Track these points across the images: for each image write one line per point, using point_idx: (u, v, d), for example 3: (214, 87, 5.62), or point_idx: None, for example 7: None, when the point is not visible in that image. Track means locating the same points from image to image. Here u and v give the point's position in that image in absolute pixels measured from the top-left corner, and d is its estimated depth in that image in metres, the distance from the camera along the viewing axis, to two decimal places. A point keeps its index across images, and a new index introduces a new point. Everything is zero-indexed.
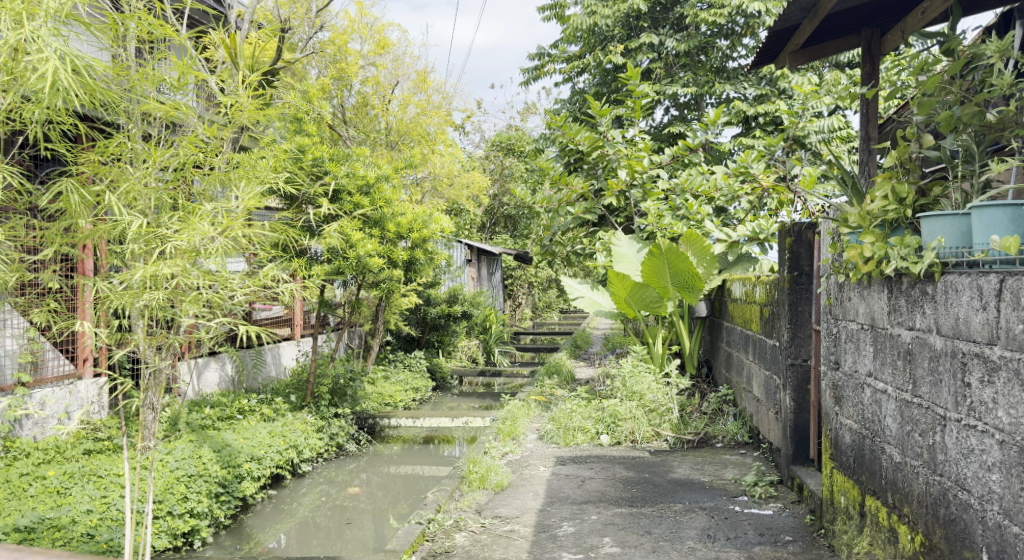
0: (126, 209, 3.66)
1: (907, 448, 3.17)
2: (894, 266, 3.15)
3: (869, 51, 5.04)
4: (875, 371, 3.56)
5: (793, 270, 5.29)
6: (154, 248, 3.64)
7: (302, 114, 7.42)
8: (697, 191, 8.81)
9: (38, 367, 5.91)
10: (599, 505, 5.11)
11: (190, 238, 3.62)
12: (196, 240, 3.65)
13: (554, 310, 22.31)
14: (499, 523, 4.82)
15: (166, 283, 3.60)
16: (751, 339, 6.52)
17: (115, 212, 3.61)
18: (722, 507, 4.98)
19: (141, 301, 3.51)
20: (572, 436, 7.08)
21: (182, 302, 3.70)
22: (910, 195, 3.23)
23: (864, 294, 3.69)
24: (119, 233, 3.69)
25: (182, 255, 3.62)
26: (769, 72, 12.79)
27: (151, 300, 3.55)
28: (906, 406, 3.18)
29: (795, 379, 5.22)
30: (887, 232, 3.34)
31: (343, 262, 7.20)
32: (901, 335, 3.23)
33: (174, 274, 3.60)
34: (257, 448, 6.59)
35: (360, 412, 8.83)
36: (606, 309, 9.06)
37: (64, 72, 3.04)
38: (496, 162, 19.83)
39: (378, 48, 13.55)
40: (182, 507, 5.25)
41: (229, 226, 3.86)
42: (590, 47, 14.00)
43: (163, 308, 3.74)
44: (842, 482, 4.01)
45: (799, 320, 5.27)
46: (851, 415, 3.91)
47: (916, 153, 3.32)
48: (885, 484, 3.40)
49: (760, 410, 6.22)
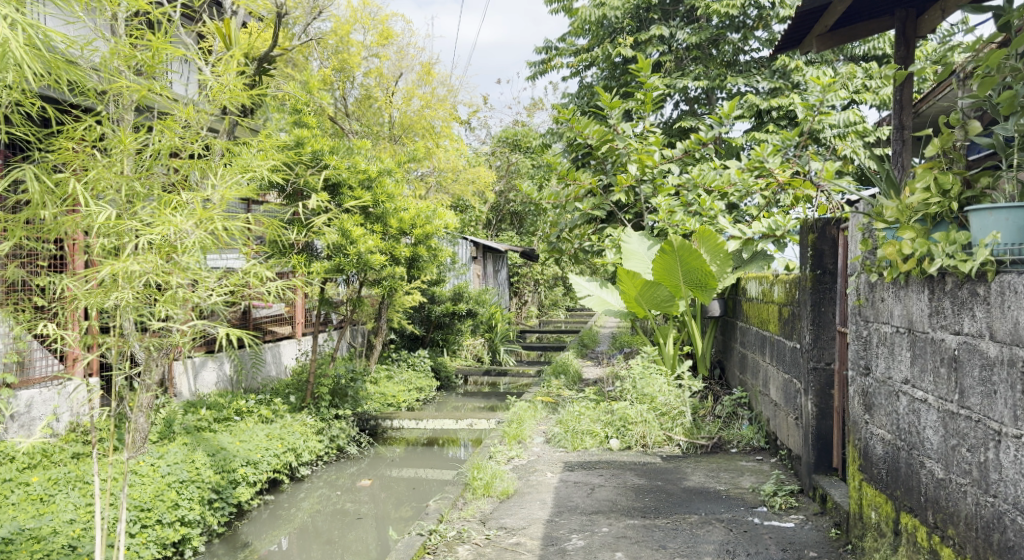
0: (94, 199, 3.46)
1: (951, 463, 2.92)
2: (939, 265, 2.90)
3: (904, 33, 4.86)
4: (912, 379, 3.29)
5: (815, 268, 5.03)
6: (128, 243, 3.40)
7: (302, 105, 7.08)
8: (710, 186, 8.54)
9: (25, 367, 5.69)
10: (610, 516, 4.84)
11: (162, 232, 3.38)
12: (169, 233, 3.42)
13: (560, 307, 22.06)
14: (504, 535, 4.56)
15: (140, 282, 3.35)
16: (768, 340, 6.24)
17: (82, 203, 3.40)
18: (740, 519, 4.71)
19: (111, 301, 3.26)
20: (581, 440, 6.82)
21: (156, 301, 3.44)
22: (955, 186, 2.96)
23: (899, 294, 3.42)
24: (87, 225, 3.48)
25: (155, 251, 3.39)
26: (783, 64, 12.51)
27: (120, 298, 3.29)
28: (951, 418, 2.93)
29: (817, 383, 4.96)
30: (929, 227, 3.06)
31: (343, 258, 6.93)
32: (946, 340, 2.98)
33: (144, 271, 3.33)
34: (253, 451, 6.28)
35: (361, 413, 8.55)
36: (616, 308, 8.77)
37: (16, 44, 2.72)
38: (503, 158, 19.61)
39: (382, 38, 13.22)
40: (172, 514, 4.97)
41: (203, 218, 3.58)
42: (598, 39, 13.72)
43: (140, 307, 3.50)
44: (872, 496, 3.74)
45: (822, 321, 5.00)
46: (883, 425, 3.64)
47: (961, 140, 3.05)
48: (924, 501, 3.14)
49: (778, 415, 5.95)
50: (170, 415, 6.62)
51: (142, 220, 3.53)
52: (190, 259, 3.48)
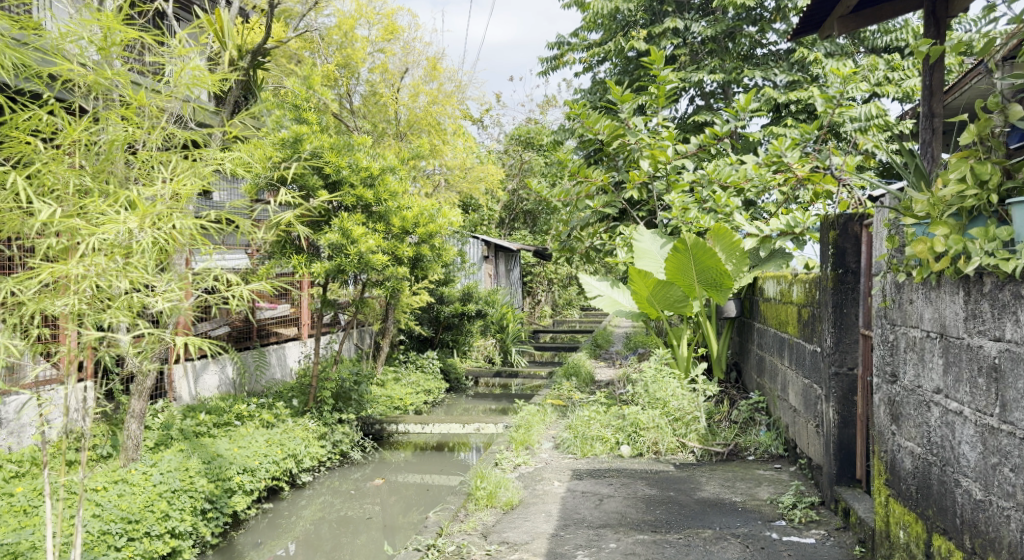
0: (40, 196, 3.62)
1: (993, 484, 2.68)
2: (977, 264, 2.63)
3: (934, 13, 4.44)
4: (946, 389, 3.01)
5: (837, 267, 4.74)
6: (79, 243, 3.50)
7: (302, 100, 6.89)
8: (725, 182, 8.24)
9: (12, 375, 5.57)
10: (618, 531, 4.59)
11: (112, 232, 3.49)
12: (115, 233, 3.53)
13: (575, 306, 21.76)
14: (506, 550, 4.31)
15: (87, 285, 3.48)
16: (787, 343, 5.96)
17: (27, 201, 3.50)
18: (757, 533, 4.44)
19: (60, 305, 3.45)
20: (591, 446, 6.56)
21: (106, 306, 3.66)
22: (994, 176, 2.67)
23: (930, 296, 3.15)
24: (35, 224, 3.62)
25: (106, 252, 3.51)
26: (802, 57, 12.22)
27: (70, 302, 3.47)
28: (991, 434, 2.68)
29: (839, 390, 4.68)
30: (964, 223, 2.79)
31: (344, 258, 6.71)
32: (984, 347, 2.72)
33: (88, 274, 3.46)
34: (250, 458, 6.03)
35: (366, 417, 8.31)
36: (628, 309, 8.50)
37: None
38: (516, 156, 19.37)
39: (387, 33, 12.92)
40: (162, 526, 4.74)
41: (145, 214, 3.61)
42: (611, 33, 13.46)
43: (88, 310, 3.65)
44: (900, 514, 3.46)
45: (845, 323, 4.71)
46: (912, 437, 3.36)
47: (1001, 127, 2.75)
48: (960, 524, 2.89)
49: (797, 421, 5.67)
50: (168, 420, 6.43)
51: (94, 216, 3.60)
52: (138, 260, 3.63)
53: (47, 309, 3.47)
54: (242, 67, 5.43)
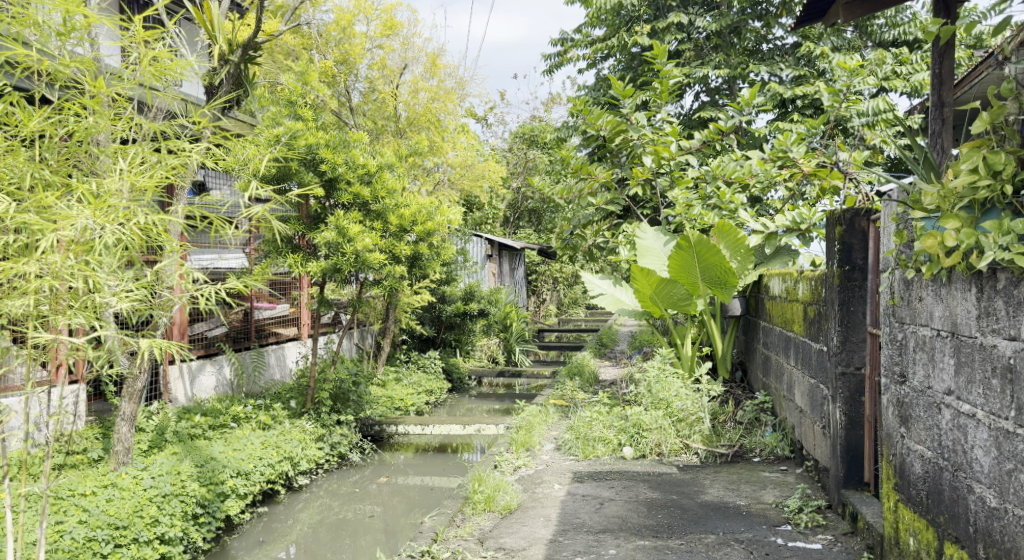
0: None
1: (1009, 491, 2.54)
2: (990, 260, 2.50)
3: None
4: (957, 390, 2.87)
5: (843, 264, 4.60)
6: (35, 240, 3.39)
7: (297, 96, 6.78)
8: (730, 178, 8.00)
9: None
10: (619, 536, 4.46)
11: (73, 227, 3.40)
12: (72, 230, 3.44)
13: (580, 305, 21.62)
14: (502, 557, 4.19)
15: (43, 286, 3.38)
16: (793, 342, 5.81)
17: None
18: (762, 539, 4.31)
19: (18, 305, 3.33)
20: (592, 448, 6.43)
21: (65, 307, 3.54)
22: (1008, 165, 2.53)
23: (940, 293, 3.01)
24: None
25: (65, 250, 3.43)
26: (808, 52, 12.07)
27: (26, 303, 3.35)
28: (1007, 438, 2.55)
29: (846, 390, 4.54)
30: (976, 216, 2.65)
31: (340, 258, 6.62)
32: (999, 347, 2.58)
33: (44, 272, 3.36)
34: (244, 461, 5.92)
35: (365, 419, 8.16)
36: (631, 307, 8.36)
37: None
38: (520, 154, 19.24)
39: (385, 28, 12.53)
40: (151, 532, 4.63)
41: (100, 206, 3.56)
42: (614, 29, 13.33)
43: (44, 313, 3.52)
44: (910, 520, 3.32)
45: (852, 321, 4.57)
46: (922, 441, 3.22)
47: (1016, 114, 2.60)
48: (973, 532, 2.75)
49: (803, 422, 5.53)
50: (162, 422, 6.34)
51: (53, 213, 3.49)
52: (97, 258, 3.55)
53: (1, 310, 3.33)
54: (233, 61, 5.33)
